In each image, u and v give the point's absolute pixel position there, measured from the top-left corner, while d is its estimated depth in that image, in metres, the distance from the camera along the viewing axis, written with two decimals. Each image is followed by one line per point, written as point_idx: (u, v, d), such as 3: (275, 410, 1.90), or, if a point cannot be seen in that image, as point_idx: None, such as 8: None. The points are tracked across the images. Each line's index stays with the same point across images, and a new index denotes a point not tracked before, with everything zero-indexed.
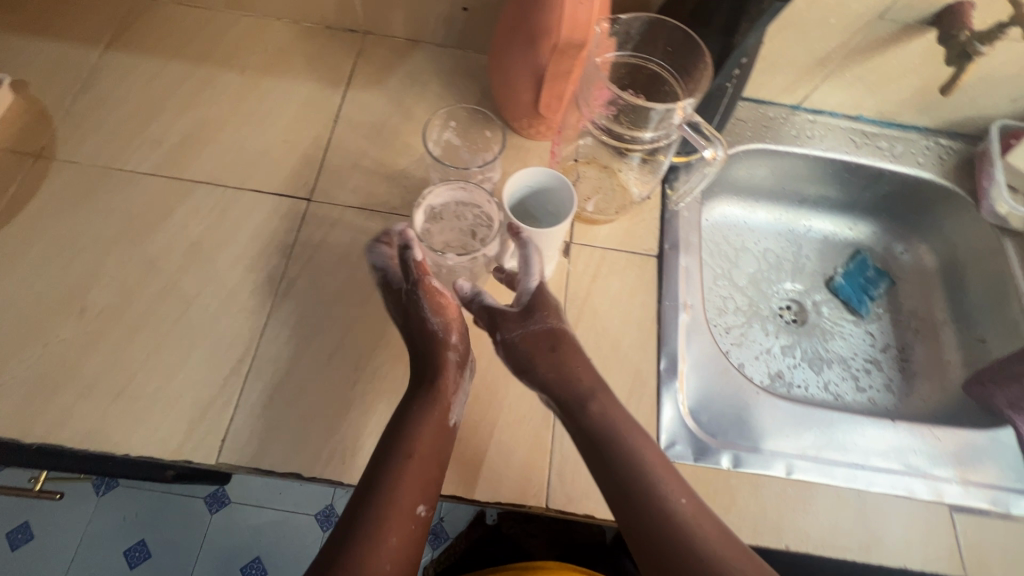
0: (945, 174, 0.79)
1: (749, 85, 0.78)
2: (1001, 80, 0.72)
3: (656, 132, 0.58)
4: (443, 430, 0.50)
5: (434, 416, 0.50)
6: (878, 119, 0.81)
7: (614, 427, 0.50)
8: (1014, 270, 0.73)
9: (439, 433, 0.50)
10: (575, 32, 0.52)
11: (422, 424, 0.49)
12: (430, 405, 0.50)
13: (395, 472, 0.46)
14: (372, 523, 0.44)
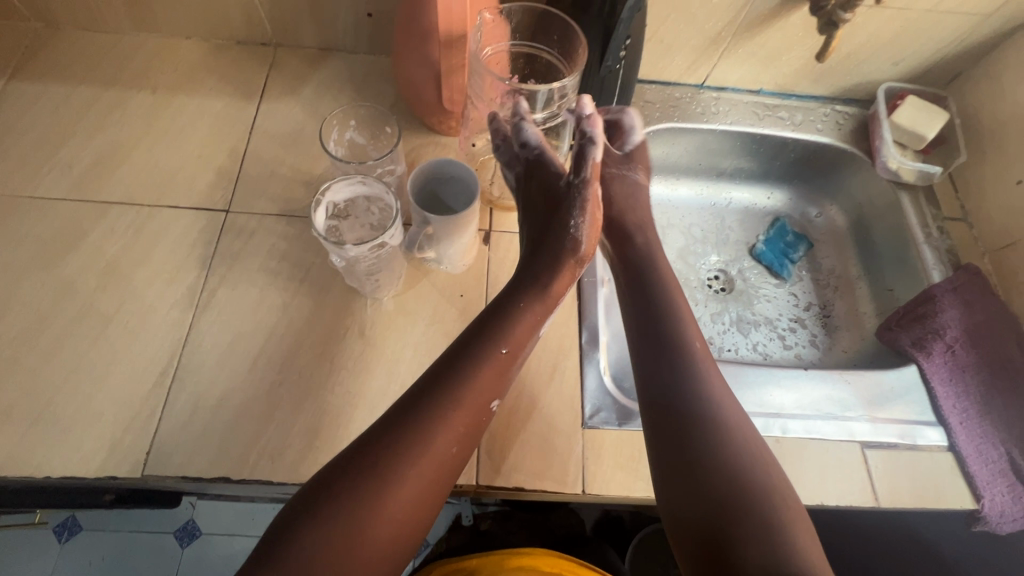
0: (843, 138, 0.84)
1: (653, 68, 0.82)
2: (878, 45, 0.77)
3: (548, 111, 0.62)
4: (524, 348, 0.53)
5: (505, 348, 0.51)
6: (778, 91, 0.86)
7: (689, 362, 0.53)
8: (910, 221, 0.79)
9: (506, 363, 0.51)
10: (452, 24, 0.56)
11: (490, 355, 0.50)
12: (507, 330, 0.52)
13: (443, 400, 0.47)
14: (405, 449, 0.45)
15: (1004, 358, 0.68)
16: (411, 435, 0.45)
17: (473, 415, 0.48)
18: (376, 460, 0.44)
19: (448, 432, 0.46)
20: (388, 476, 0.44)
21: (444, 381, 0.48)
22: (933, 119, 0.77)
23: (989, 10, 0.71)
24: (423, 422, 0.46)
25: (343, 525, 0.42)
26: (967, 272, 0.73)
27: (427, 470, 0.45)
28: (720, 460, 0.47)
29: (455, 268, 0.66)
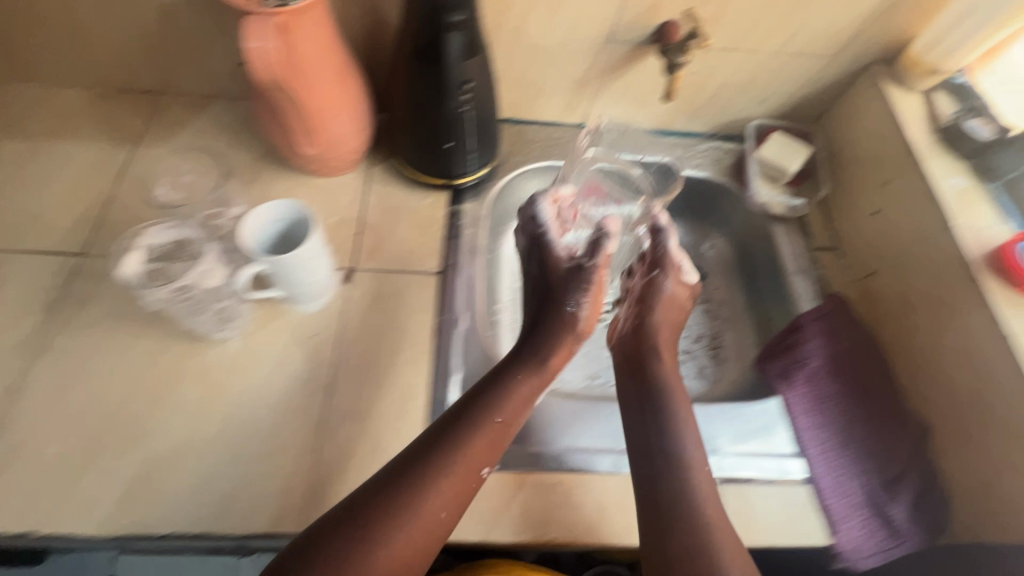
0: (720, 173, 0.86)
1: (532, 109, 0.84)
2: (739, 85, 0.80)
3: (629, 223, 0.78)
4: (515, 423, 0.56)
5: (493, 425, 0.54)
6: (656, 129, 0.88)
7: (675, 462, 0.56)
8: (783, 252, 0.79)
9: (495, 436, 0.54)
10: (263, 76, 0.57)
11: (477, 426, 0.53)
12: (498, 402, 0.56)
13: (429, 472, 0.50)
14: (380, 521, 0.47)
15: (867, 384, 0.68)
16: (394, 504, 0.48)
17: (460, 486, 0.51)
18: (348, 530, 0.47)
19: (435, 497, 0.49)
20: (364, 546, 0.46)
21: (439, 443, 0.52)
22: (796, 154, 0.79)
23: (834, 50, 0.75)
24: (404, 494, 0.49)
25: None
26: (832, 300, 0.74)
27: (407, 539, 0.47)
28: (677, 538, 0.51)
29: (312, 309, 0.67)
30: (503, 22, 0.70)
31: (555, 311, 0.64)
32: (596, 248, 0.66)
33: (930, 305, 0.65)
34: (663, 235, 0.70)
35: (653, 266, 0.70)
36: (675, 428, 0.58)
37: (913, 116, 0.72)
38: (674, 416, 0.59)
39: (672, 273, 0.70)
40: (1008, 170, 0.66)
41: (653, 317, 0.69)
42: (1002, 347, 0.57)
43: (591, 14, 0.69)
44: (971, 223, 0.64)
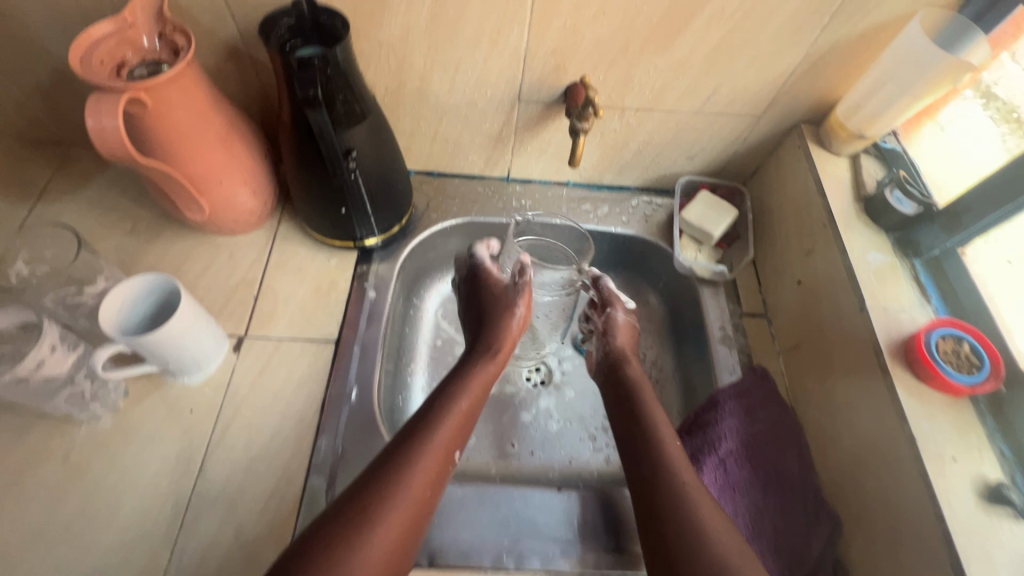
0: (649, 230, 0.82)
1: (452, 163, 0.81)
2: (663, 142, 0.76)
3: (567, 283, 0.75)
4: (474, 411, 0.60)
5: (460, 408, 0.58)
6: (586, 183, 0.85)
7: (661, 451, 0.60)
8: (709, 317, 0.75)
9: (462, 420, 0.58)
10: (121, 155, 0.51)
11: (448, 411, 0.57)
12: (460, 387, 0.61)
13: (412, 451, 0.52)
14: (377, 501, 0.48)
15: (780, 469, 0.63)
16: (383, 484, 0.49)
17: (441, 462, 0.53)
18: (346, 518, 0.47)
19: (418, 475, 0.51)
20: (368, 525, 0.47)
21: (412, 431, 0.55)
22: (719, 217, 0.76)
23: (758, 110, 0.71)
24: (395, 474, 0.50)
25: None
26: (754, 375, 0.69)
27: (403, 519, 0.49)
28: (668, 501, 0.54)
29: (195, 379, 0.63)
30: (403, 81, 0.67)
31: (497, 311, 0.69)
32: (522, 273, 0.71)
33: (843, 390, 0.60)
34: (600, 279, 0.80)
35: (605, 304, 0.78)
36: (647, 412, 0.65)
37: (838, 182, 0.68)
38: (650, 416, 0.64)
39: (619, 304, 0.78)
40: (930, 247, 0.61)
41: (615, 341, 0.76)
42: (909, 452, 0.51)
43: (494, 74, 0.66)
44: (884, 306, 0.59)
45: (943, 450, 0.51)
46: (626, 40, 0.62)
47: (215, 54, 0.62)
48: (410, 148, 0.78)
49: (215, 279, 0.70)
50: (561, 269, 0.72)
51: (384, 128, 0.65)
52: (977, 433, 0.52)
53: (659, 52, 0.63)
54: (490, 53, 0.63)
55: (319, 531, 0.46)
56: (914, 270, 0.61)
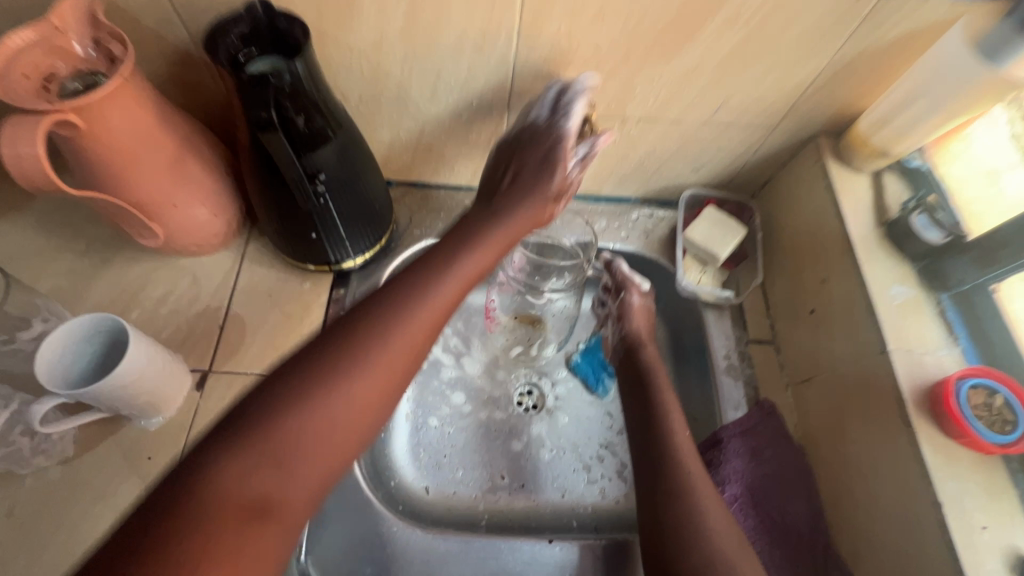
0: (649, 246, 0.76)
1: (435, 174, 0.74)
2: (669, 153, 0.69)
3: (573, 269, 0.70)
4: (482, 270, 0.56)
5: (462, 279, 0.53)
6: (582, 196, 0.77)
7: (669, 441, 0.58)
8: (713, 342, 0.70)
9: (467, 282, 0.53)
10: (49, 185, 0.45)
11: (449, 272, 0.52)
12: (472, 242, 0.56)
13: (404, 295, 0.49)
14: (360, 356, 0.45)
15: (787, 517, 0.58)
16: (365, 338, 0.46)
17: (436, 316, 0.50)
18: (321, 356, 0.44)
19: (382, 352, 0.46)
20: (348, 365, 0.44)
21: (387, 298, 0.49)
22: (726, 236, 0.70)
23: (773, 121, 0.64)
24: (380, 327, 0.47)
25: (279, 428, 0.41)
26: (760, 411, 0.64)
27: (381, 378, 0.46)
28: (670, 501, 0.53)
29: (152, 424, 0.58)
30: (379, 90, 0.60)
31: (528, 179, 0.61)
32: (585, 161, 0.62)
33: (857, 436, 0.55)
34: (616, 261, 0.72)
35: (618, 288, 0.72)
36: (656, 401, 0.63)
37: (857, 204, 0.62)
38: (665, 407, 0.62)
39: (635, 288, 0.71)
40: (960, 281, 0.56)
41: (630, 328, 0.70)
42: (933, 519, 0.47)
43: (480, 82, 0.59)
44: (908, 347, 0.54)
45: (972, 518, 0.46)
46: (628, 47, 0.55)
47: (164, 61, 0.55)
48: (388, 159, 0.71)
49: (177, 307, 0.64)
50: (567, 267, 0.69)
51: (358, 143, 0.58)
52: (1009, 497, 0.48)
53: (664, 60, 0.56)
54: (475, 60, 0.56)
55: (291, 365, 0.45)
56: (941, 306, 0.57)
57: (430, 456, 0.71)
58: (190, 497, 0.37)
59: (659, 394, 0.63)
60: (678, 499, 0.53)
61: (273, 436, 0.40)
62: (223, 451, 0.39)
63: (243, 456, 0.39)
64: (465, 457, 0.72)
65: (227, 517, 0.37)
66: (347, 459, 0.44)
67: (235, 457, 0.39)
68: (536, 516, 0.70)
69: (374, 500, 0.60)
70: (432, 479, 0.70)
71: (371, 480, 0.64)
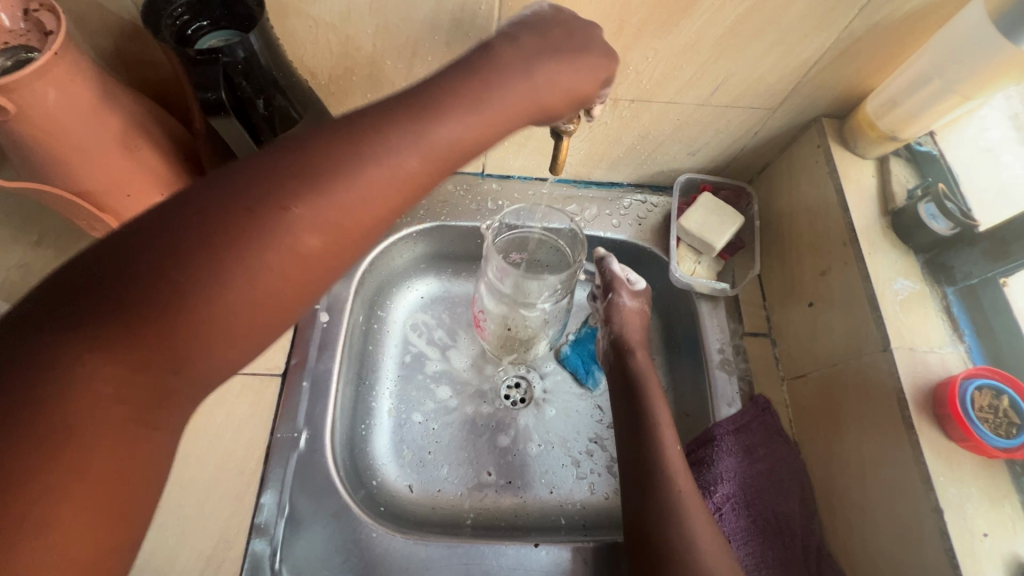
0: (642, 234, 0.72)
1: None
2: (663, 136, 0.65)
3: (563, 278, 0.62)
4: (494, 128, 0.37)
5: (479, 117, 0.35)
6: (572, 179, 0.73)
7: (656, 443, 0.56)
8: (706, 335, 0.66)
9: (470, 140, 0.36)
10: None
11: (434, 133, 0.34)
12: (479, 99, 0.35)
13: (370, 153, 0.32)
14: (281, 223, 0.30)
15: (782, 521, 0.55)
16: (292, 198, 0.30)
17: (405, 190, 0.34)
18: (227, 216, 0.29)
19: (325, 226, 0.31)
20: (271, 242, 0.29)
21: (351, 142, 0.32)
22: (723, 224, 0.67)
23: (773, 103, 0.60)
24: (333, 184, 0.31)
25: (158, 321, 0.28)
26: (754, 407, 0.61)
27: (308, 257, 0.31)
28: (658, 503, 0.51)
29: None
30: (351, 68, 0.55)
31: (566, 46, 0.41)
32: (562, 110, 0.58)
33: (856, 438, 0.53)
34: (607, 256, 0.68)
35: (607, 289, 0.67)
36: (646, 400, 0.60)
37: (862, 193, 0.59)
38: (652, 411, 0.59)
39: (625, 290, 0.66)
40: (968, 275, 0.54)
41: (623, 334, 0.65)
42: (934, 525, 0.45)
43: (460, 60, 0.55)
44: (910, 345, 0.51)
45: (974, 524, 0.45)
46: (621, 21, 0.50)
47: (111, 35, 0.50)
48: None
49: None
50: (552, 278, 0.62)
51: None
52: (1011, 502, 0.46)
53: (659, 36, 0.52)
54: (453, 36, 0.52)
55: (175, 214, 0.28)
56: (946, 301, 0.55)
57: (415, 453, 0.69)
58: (36, 397, 0.26)
59: (651, 404, 0.59)
60: (664, 495, 0.52)
61: (151, 318, 0.27)
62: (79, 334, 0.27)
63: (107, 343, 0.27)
64: (451, 453, 0.69)
65: (95, 425, 0.28)
66: (262, 343, 0.32)
67: (94, 347, 0.27)
68: (524, 514, 0.67)
69: (351, 504, 0.58)
70: (416, 477, 0.67)
71: (349, 482, 0.61)
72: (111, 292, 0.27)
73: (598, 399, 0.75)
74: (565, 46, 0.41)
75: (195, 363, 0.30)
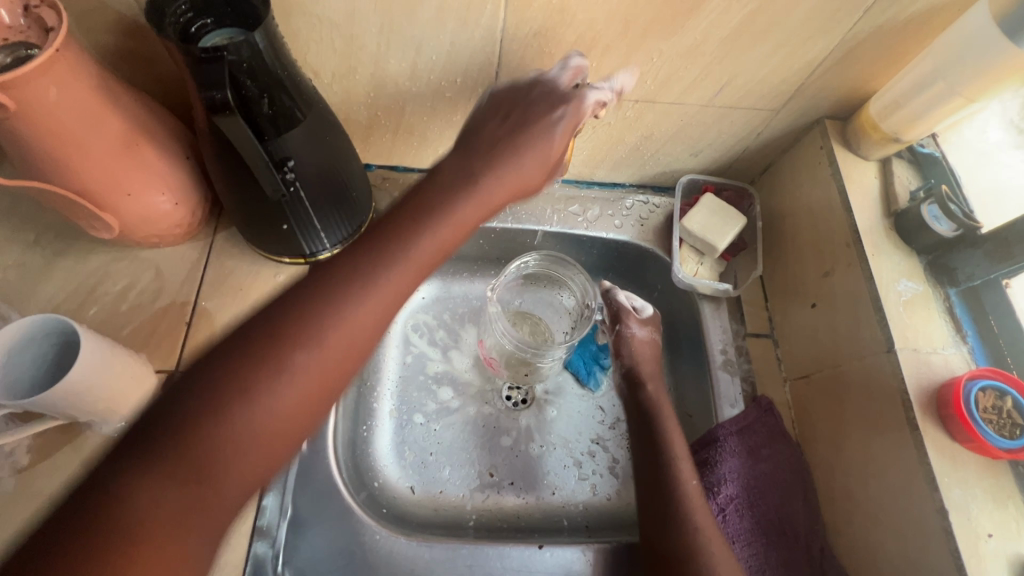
0: (644, 235, 0.71)
1: (417, 157, 0.69)
2: (666, 137, 0.65)
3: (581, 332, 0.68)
4: (457, 239, 0.45)
5: (442, 228, 0.44)
6: (574, 180, 0.73)
7: (667, 455, 0.56)
8: (709, 336, 0.66)
9: (438, 251, 0.44)
10: None
11: (409, 252, 0.42)
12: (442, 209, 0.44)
13: (354, 283, 0.39)
14: (295, 351, 0.37)
15: (785, 521, 0.55)
16: (303, 326, 0.37)
17: (390, 303, 0.41)
18: (249, 353, 0.36)
19: (331, 344, 0.38)
20: (286, 369, 0.36)
21: (337, 275, 0.40)
22: (725, 225, 0.67)
23: (777, 104, 0.60)
24: (328, 311, 0.38)
25: (202, 445, 0.33)
26: (757, 409, 0.61)
27: (320, 372, 0.38)
28: (666, 515, 0.53)
29: (112, 433, 0.53)
30: (354, 66, 0.55)
31: (515, 150, 0.49)
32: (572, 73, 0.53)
33: (861, 439, 0.53)
34: (612, 288, 0.68)
35: (614, 320, 0.67)
36: (657, 418, 0.60)
37: (865, 195, 0.59)
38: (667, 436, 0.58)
39: (632, 321, 0.66)
40: (970, 277, 0.54)
41: (635, 362, 0.65)
42: (938, 526, 0.45)
43: (465, 59, 0.54)
44: (914, 347, 0.52)
45: (979, 525, 0.45)
46: (627, 21, 0.50)
47: (111, 31, 0.49)
48: (367, 141, 0.66)
49: (138, 302, 0.59)
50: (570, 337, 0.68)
51: (332, 127, 0.53)
52: (1015, 502, 0.47)
53: (665, 36, 0.51)
54: (458, 35, 0.51)
55: (210, 361, 0.36)
56: (949, 302, 0.55)
57: (416, 454, 0.68)
58: (102, 519, 0.30)
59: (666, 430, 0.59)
60: (672, 505, 0.53)
61: (198, 444, 0.33)
62: (136, 463, 0.32)
63: (164, 468, 0.32)
64: (452, 454, 0.69)
65: (157, 532, 0.32)
66: (289, 448, 0.38)
67: (153, 471, 0.32)
68: (526, 515, 0.67)
69: (354, 507, 0.57)
70: (418, 479, 0.67)
71: (351, 483, 0.61)
72: (169, 424, 0.33)
73: (602, 401, 0.75)
74: (514, 148, 0.49)
75: (232, 475, 0.35)
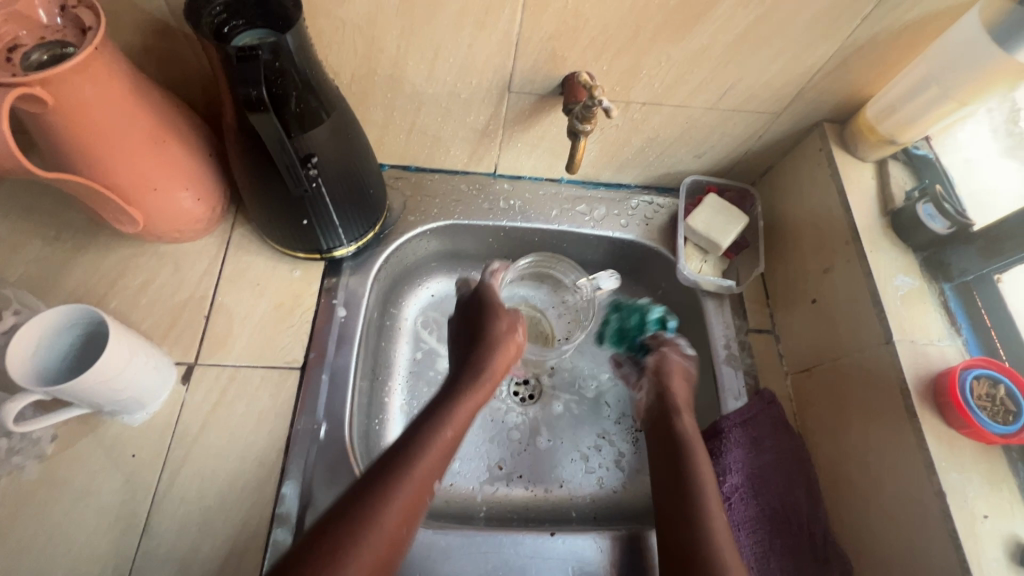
0: (650, 234, 0.73)
1: (430, 157, 0.71)
2: (672, 139, 0.67)
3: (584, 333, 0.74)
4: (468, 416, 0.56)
5: (461, 410, 0.55)
6: (581, 180, 0.75)
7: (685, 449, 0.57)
8: (713, 332, 0.68)
9: (458, 432, 0.54)
10: (12, 165, 0.41)
11: (431, 444, 0.50)
12: (446, 414, 0.54)
13: (402, 463, 0.48)
14: (350, 539, 0.42)
15: (788, 510, 0.57)
16: (368, 505, 0.44)
17: (431, 474, 0.49)
18: (316, 551, 0.41)
19: (394, 514, 0.45)
20: (357, 538, 0.42)
21: (390, 459, 0.48)
22: (728, 224, 0.69)
23: (778, 108, 0.63)
24: (386, 487, 0.46)
25: None
26: (760, 401, 0.62)
27: (371, 558, 0.42)
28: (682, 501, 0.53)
29: (134, 422, 0.55)
30: (373, 67, 0.56)
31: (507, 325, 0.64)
32: (582, 84, 0.56)
33: (862, 429, 0.55)
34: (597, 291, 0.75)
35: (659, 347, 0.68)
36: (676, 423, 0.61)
37: (862, 195, 0.62)
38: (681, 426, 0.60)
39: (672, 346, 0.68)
40: (964, 272, 0.57)
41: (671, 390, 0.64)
42: (937, 508, 0.47)
43: (480, 61, 0.56)
44: (911, 339, 0.54)
45: (975, 506, 0.47)
46: (636, 27, 0.52)
47: (140, 30, 0.51)
48: (382, 140, 0.67)
49: (158, 296, 0.61)
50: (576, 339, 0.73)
51: (352, 125, 0.55)
52: (1009, 485, 0.49)
53: (673, 41, 0.54)
54: (476, 37, 0.53)
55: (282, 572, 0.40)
56: (944, 296, 0.57)
57: None
58: None
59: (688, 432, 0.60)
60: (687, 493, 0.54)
61: None
62: None
63: None
64: (462, 448, 0.70)
65: None
66: None
67: None
68: (535, 507, 0.69)
69: None
70: None
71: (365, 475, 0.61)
72: None
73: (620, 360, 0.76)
74: (508, 327, 0.64)
75: None
